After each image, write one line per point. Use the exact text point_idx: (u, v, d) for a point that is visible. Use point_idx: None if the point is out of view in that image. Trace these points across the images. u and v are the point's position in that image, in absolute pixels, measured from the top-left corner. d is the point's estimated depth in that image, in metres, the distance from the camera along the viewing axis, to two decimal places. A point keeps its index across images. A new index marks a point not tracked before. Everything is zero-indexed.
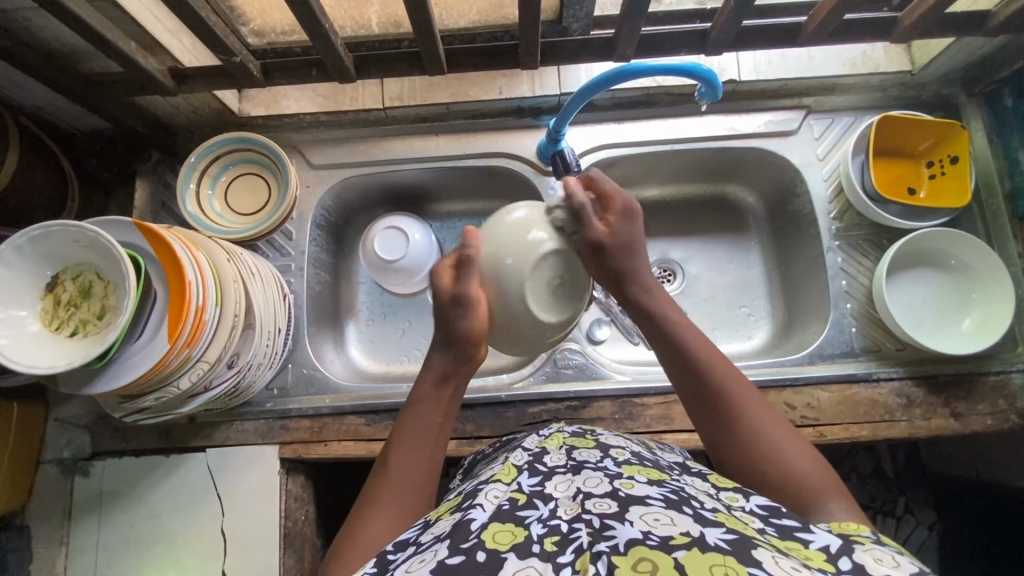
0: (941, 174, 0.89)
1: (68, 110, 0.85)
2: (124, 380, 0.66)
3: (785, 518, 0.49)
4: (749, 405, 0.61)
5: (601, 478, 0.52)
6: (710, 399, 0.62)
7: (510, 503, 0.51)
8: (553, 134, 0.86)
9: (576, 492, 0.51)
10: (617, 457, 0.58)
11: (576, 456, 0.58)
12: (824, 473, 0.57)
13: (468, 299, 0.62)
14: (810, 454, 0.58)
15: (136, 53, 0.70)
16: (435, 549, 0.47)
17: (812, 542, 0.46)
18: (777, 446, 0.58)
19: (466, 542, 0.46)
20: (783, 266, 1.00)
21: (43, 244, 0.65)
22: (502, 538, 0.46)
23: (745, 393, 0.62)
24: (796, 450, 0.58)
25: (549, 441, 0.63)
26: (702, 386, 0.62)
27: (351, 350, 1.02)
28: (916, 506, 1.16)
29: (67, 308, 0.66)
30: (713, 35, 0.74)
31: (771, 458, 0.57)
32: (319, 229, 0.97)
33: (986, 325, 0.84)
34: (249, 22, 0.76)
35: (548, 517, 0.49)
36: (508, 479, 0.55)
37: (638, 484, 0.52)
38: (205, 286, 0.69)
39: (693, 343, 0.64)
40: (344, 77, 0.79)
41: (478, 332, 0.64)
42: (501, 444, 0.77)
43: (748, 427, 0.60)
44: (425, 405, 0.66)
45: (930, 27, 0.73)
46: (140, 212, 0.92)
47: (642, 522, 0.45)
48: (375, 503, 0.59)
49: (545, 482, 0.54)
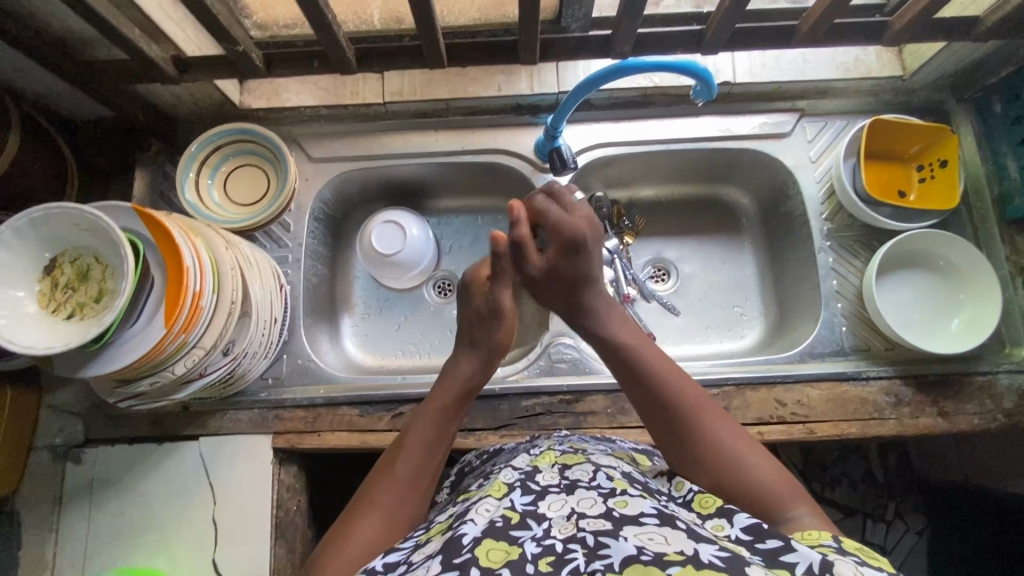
0: (931, 177, 0.90)
1: (70, 98, 0.85)
2: (117, 364, 0.66)
3: (769, 542, 0.48)
4: (707, 420, 0.62)
5: (595, 499, 0.53)
6: (667, 413, 0.63)
7: (503, 520, 0.51)
8: (551, 130, 0.87)
9: (570, 512, 0.52)
10: (608, 473, 0.58)
11: (569, 475, 0.59)
12: (781, 477, 0.58)
13: (501, 310, 0.71)
14: (768, 458, 0.60)
15: (140, 41, 0.71)
16: (427, 565, 0.48)
17: (796, 565, 0.45)
18: (738, 452, 0.60)
19: (460, 557, 0.47)
20: (775, 266, 1.01)
21: (41, 225, 0.66)
22: (495, 556, 0.47)
23: (699, 409, 0.63)
24: (755, 458, 0.60)
25: (541, 460, 0.64)
26: (659, 402, 0.64)
27: (346, 343, 1.02)
28: (906, 511, 1.18)
29: (64, 290, 0.67)
30: (708, 34, 0.76)
31: (731, 468, 0.59)
32: (318, 221, 0.98)
33: (973, 324, 0.85)
34: (252, 15, 0.78)
35: (542, 536, 0.49)
36: (499, 495, 0.55)
37: (632, 500, 0.53)
38: (203, 274, 0.70)
39: (652, 362, 0.66)
40: (346, 69, 0.80)
41: (507, 340, 0.72)
42: (488, 455, 0.78)
43: (708, 444, 0.60)
44: (440, 411, 0.66)
45: (921, 32, 0.75)
46: (139, 201, 0.92)
47: (636, 538, 0.47)
48: (369, 508, 0.58)
49: (539, 500, 0.54)
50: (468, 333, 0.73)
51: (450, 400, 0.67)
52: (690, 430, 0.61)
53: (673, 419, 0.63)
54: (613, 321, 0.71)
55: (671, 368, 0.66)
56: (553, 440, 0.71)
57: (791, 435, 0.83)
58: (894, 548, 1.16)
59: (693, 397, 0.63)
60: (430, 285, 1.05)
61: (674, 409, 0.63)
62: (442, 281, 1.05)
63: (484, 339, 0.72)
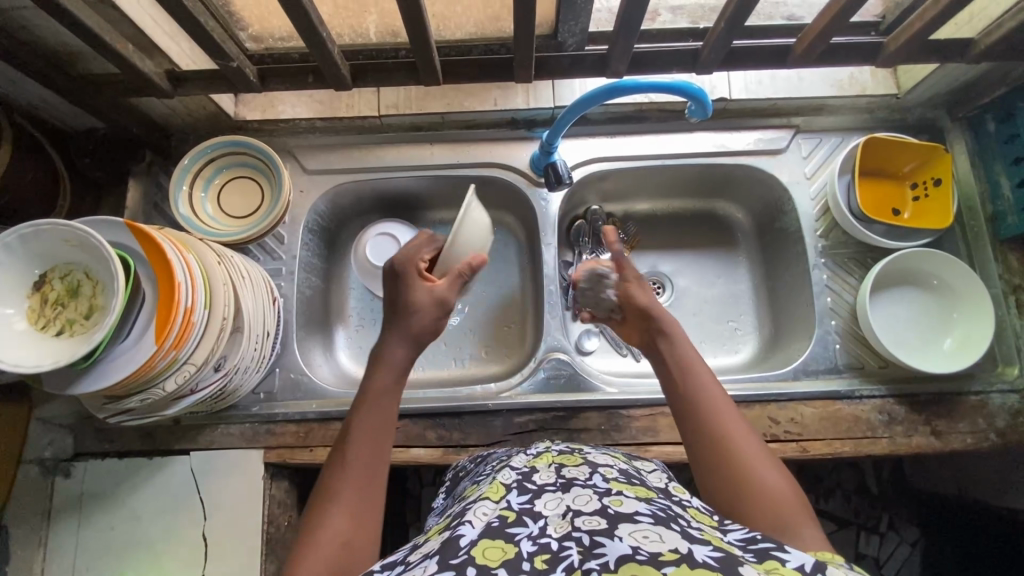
0: (925, 196, 0.90)
1: (64, 110, 0.85)
2: (109, 381, 0.66)
3: (763, 543, 0.47)
4: (732, 428, 0.60)
5: (590, 496, 0.53)
6: (696, 412, 0.62)
7: (500, 520, 0.51)
8: (547, 146, 0.87)
9: (566, 510, 0.51)
10: (605, 475, 0.59)
11: (565, 474, 0.59)
12: (799, 496, 0.55)
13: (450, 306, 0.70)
14: (790, 480, 0.57)
15: (133, 56, 0.70)
16: (424, 565, 0.47)
17: (789, 561, 0.44)
18: (758, 463, 0.57)
19: (456, 558, 0.46)
20: (770, 280, 1.01)
21: (31, 242, 0.65)
22: (491, 554, 0.47)
23: (729, 413, 0.61)
24: (774, 473, 0.57)
25: (538, 460, 0.64)
26: (690, 401, 0.63)
27: (340, 355, 1.01)
28: (900, 523, 1.19)
29: (53, 307, 0.66)
30: (703, 55, 0.76)
31: (749, 475, 0.56)
32: (312, 233, 0.97)
33: (966, 343, 0.85)
34: (248, 27, 0.77)
35: (538, 534, 0.49)
36: (496, 497, 0.55)
37: (627, 500, 0.52)
38: (195, 290, 0.70)
39: (693, 367, 0.65)
40: (341, 84, 0.80)
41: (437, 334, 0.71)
42: (481, 458, 0.79)
43: (730, 443, 0.59)
44: (380, 398, 0.65)
45: (915, 54, 0.75)
46: (132, 212, 0.92)
47: (631, 538, 0.46)
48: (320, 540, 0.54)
49: (535, 500, 0.54)
50: (398, 320, 0.68)
51: (387, 385, 0.65)
52: (715, 425, 0.60)
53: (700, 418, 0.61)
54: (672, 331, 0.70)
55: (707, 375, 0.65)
56: (552, 441, 0.72)
57: (785, 454, 0.83)
58: (891, 560, 1.17)
59: (723, 403, 0.62)
60: None
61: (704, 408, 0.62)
62: None
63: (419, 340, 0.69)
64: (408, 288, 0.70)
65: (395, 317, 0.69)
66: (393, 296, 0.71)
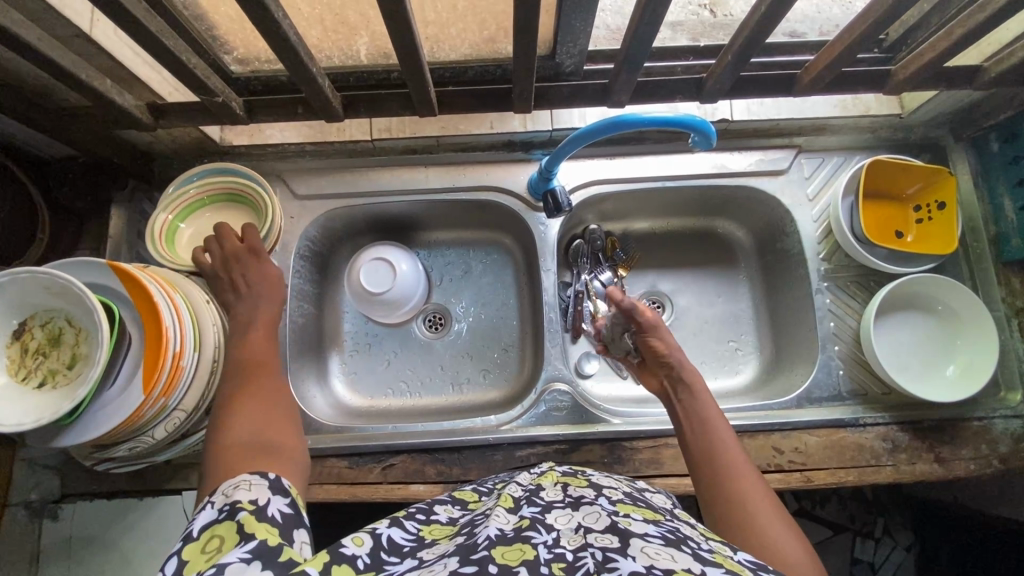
0: (928, 218, 0.89)
1: (39, 138, 0.80)
2: (96, 431, 0.63)
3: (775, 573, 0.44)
4: (738, 469, 0.63)
5: (600, 514, 0.51)
6: (707, 452, 0.66)
7: (515, 528, 0.48)
8: (546, 172, 0.85)
9: (578, 526, 0.49)
10: (610, 496, 0.57)
11: (572, 493, 0.57)
12: (800, 541, 0.56)
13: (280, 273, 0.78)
14: (793, 527, 0.57)
15: (112, 91, 0.66)
16: (443, 562, 0.44)
17: None
18: (757, 503, 0.59)
19: (477, 555, 0.44)
20: (771, 302, 1.00)
21: (10, 291, 0.62)
22: (511, 555, 0.44)
23: (740, 459, 0.64)
24: (776, 518, 0.58)
25: (543, 478, 0.63)
26: (701, 443, 0.67)
27: (334, 383, 0.99)
28: (894, 528, 1.18)
29: (35, 357, 0.63)
30: (708, 84, 0.74)
31: (748, 510, 0.59)
32: (304, 260, 0.94)
33: (969, 372, 0.84)
34: (233, 51, 0.73)
35: (552, 544, 0.47)
36: (510, 506, 0.54)
37: (636, 522, 0.51)
38: (183, 333, 0.67)
39: (706, 415, 0.69)
40: (332, 116, 0.78)
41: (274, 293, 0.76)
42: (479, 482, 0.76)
43: (736, 483, 0.61)
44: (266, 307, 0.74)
45: (922, 82, 0.73)
46: (114, 241, 0.88)
47: (645, 556, 0.43)
48: (229, 434, 0.57)
49: (546, 512, 0.52)
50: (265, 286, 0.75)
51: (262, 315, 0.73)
52: (723, 465, 0.64)
53: (710, 458, 0.65)
54: (695, 380, 0.73)
55: (724, 427, 0.68)
56: (554, 463, 0.71)
57: (790, 484, 0.82)
58: (883, 567, 1.15)
59: (731, 447, 0.65)
60: (420, 319, 1.03)
61: (714, 449, 0.65)
62: (434, 315, 1.03)
63: (276, 297, 0.76)
64: (258, 261, 0.76)
65: (250, 289, 0.74)
66: (240, 269, 0.75)
